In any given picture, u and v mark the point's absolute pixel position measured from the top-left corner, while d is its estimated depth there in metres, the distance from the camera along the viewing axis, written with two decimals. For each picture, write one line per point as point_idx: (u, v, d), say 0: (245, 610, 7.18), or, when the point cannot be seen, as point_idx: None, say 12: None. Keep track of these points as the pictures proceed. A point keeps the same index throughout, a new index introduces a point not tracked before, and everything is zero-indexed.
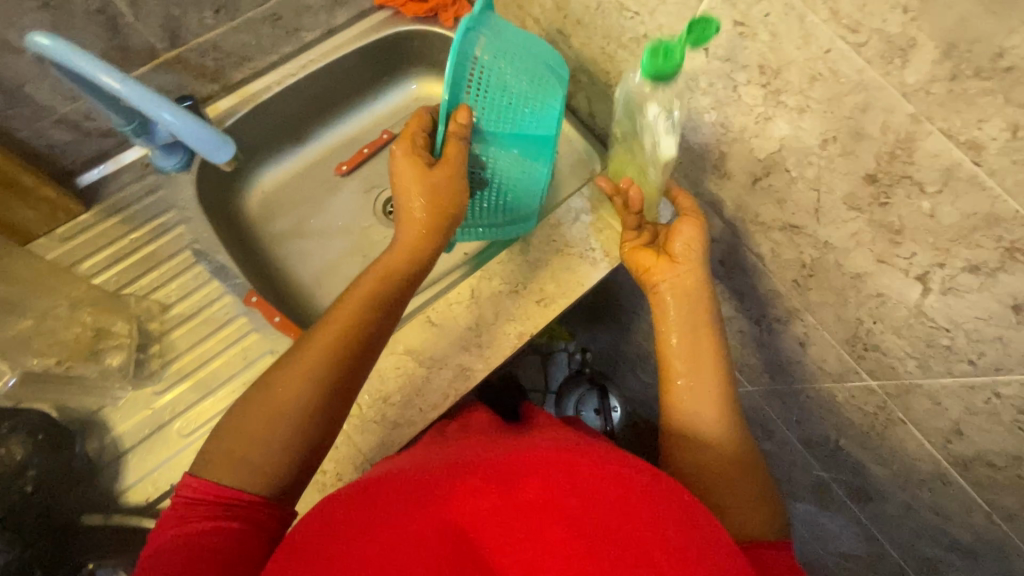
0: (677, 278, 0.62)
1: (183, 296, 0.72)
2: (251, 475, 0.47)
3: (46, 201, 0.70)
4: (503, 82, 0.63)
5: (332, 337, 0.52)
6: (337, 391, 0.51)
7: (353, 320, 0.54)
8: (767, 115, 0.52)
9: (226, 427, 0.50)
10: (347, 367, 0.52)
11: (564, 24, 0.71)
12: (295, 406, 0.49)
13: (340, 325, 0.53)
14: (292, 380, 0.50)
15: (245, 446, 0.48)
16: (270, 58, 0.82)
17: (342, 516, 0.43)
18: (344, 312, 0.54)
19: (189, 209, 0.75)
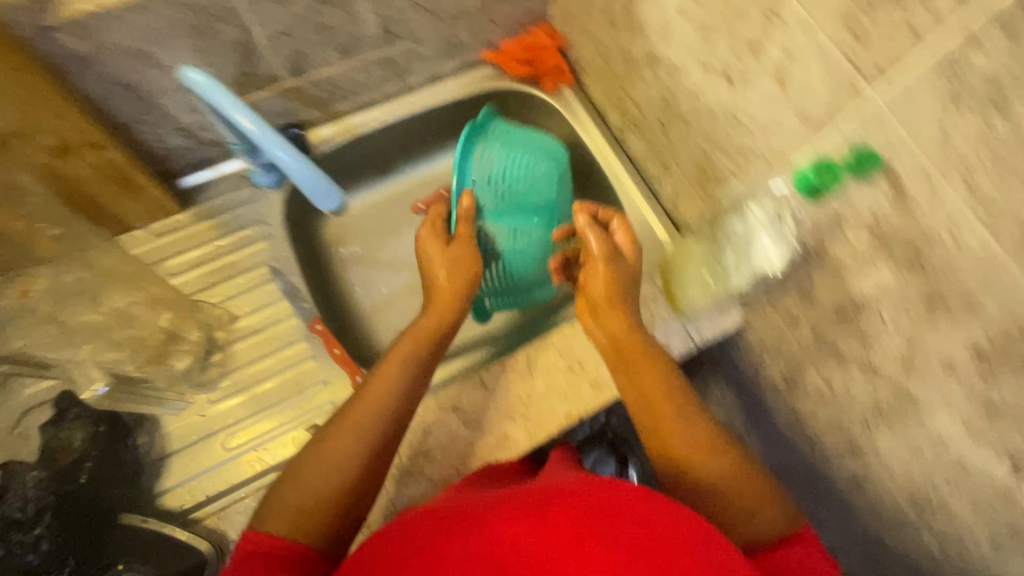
0: (613, 322, 0.58)
1: (252, 310, 0.75)
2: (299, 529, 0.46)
3: (150, 201, 0.74)
4: (500, 170, 0.77)
5: (382, 393, 0.54)
6: (384, 449, 0.52)
7: (397, 375, 0.55)
8: (870, 260, 0.51)
9: (280, 483, 0.49)
10: (389, 424, 0.52)
11: (666, 116, 0.71)
12: (347, 467, 0.49)
13: (387, 381, 0.55)
14: (345, 438, 0.50)
15: (299, 498, 0.47)
16: (375, 95, 0.86)
17: (389, 537, 0.41)
18: (390, 368, 0.56)
19: (274, 226, 0.78)
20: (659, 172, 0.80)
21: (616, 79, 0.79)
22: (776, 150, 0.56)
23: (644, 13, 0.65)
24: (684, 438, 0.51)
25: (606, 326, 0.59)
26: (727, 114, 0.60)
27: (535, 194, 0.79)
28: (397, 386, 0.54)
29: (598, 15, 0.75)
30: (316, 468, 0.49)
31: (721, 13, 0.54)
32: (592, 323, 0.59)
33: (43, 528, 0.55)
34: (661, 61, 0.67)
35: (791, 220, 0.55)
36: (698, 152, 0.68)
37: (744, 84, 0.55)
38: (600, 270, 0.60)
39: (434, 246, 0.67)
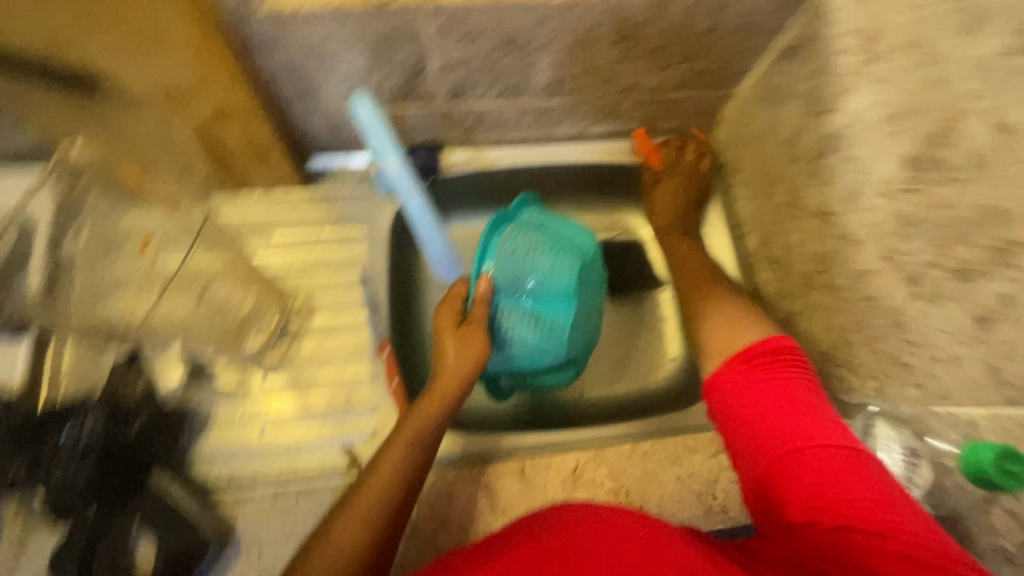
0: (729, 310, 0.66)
1: (331, 311, 0.75)
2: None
3: (276, 172, 0.75)
4: (523, 258, 0.68)
5: (388, 476, 0.52)
6: (387, 541, 0.50)
7: (401, 460, 0.54)
8: (1011, 558, 0.43)
9: (299, 561, 0.47)
10: (392, 511, 0.51)
11: (814, 274, 0.64)
12: (351, 557, 0.47)
13: (391, 466, 0.53)
14: (351, 522, 0.49)
15: None
16: (518, 135, 0.83)
17: None
18: (397, 448, 0.54)
19: (378, 235, 0.78)
20: (780, 319, 0.73)
21: (771, 208, 0.72)
22: (938, 382, 0.48)
23: (836, 167, 0.59)
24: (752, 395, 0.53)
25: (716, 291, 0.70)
26: (893, 315, 0.53)
27: (561, 289, 0.68)
28: (403, 474, 0.53)
29: (780, 140, 0.69)
30: (321, 553, 0.47)
31: (935, 217, 0.47)
32: (698, 315, 0.68)
33: (85, 463, 0.58)
34: (834, 221, 0.60)
35: (928, 468, 0.50)
36: (837, 329, 0.61)
37: (929, 299, 0.48)
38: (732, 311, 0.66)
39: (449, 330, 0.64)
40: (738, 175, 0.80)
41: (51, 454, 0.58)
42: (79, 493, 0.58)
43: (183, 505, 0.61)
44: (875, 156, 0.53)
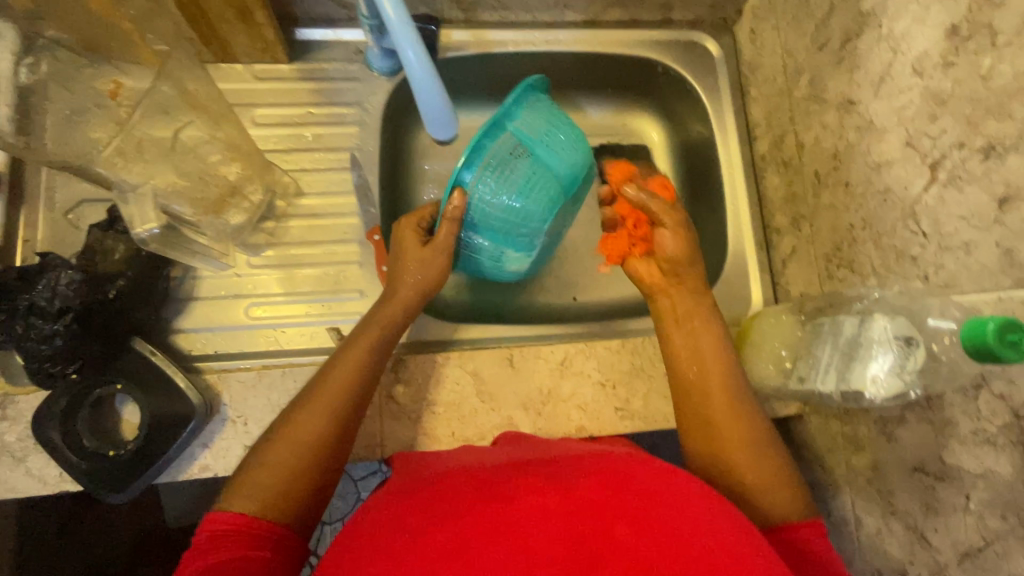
0: (686, 305, 0.61)
1: (320, 193, 0.72)
2: (268, 503, 0.47)
3: (260, 40, 0.68)
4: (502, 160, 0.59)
5: (348, 375, 0.54)
6: (344, 434, 0.52)
7: (362, 362, 0.56)
8: (992, 438, 0.44)
9: (250, 465, 0.49)
10: (344, 415, 0.53)
11: (827, 171, 0.61)
12: (309, 452, 0.50)
13: (354, 360, 0.56)
14: (306, 421, 0.51)
15: (273, 486, 0.47)
16: (524, 16, 0.77)
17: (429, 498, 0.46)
18: (352, 357, 0.56)
19: (371, 115, 0.74)
20: (785, 224, 0.70)
21: (789, 105, 0.68)
22: (944, 271, 0.47)
23: (867, 48, 0.54)
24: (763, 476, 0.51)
25: (695, 327, 0.59)
26: (904, 207, 0.51)
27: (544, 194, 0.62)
28: (356, 379, 0.54)
29: (807, 27, 0.64)
30: (275, 454, 0.49)
31: (970, 92, 0.44)
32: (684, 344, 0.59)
33: (62, 325, 0.55)
34: (856, 111, 0.56)
35: (922, 351, 0.46)
36: (844, 228, 0.59)
37: (949, 184, 0.46)
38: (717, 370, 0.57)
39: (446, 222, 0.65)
40: (756, 72, 0.75)
41: (26, 312, 0.55)
42: (59, 353, 0.56)
43: (165, 370, 0.60)
44: (913, 30, 0.49)
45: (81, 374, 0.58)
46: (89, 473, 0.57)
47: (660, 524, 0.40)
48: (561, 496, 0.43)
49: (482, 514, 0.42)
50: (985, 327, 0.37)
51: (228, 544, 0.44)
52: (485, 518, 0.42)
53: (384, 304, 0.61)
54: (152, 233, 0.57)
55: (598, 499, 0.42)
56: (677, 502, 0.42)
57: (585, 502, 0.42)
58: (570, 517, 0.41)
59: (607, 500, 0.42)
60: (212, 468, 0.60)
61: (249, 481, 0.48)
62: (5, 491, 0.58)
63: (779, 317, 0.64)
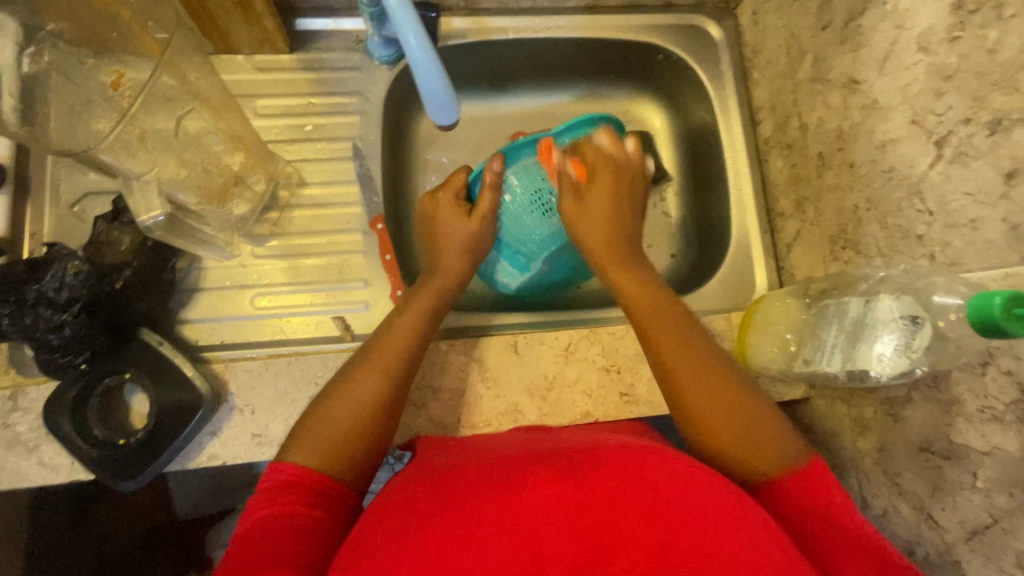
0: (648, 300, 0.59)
1: (322, 183, 0.72)
2: (331, 458, 0.50)
3: (260, 30, 0.68)
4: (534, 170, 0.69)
5: (412, 331, 0.58)
6: (402, 385, 0.54)
7: (422, 324, 0.59)
8: (998, 416, 0.43)
9: (317, 422, 0.51)
10: (407, 368, 0.56)
11: (831, 152, 0.61)
12: (367, 400, 0.53)
13: (414, 318, 0.59)
14: (369, 377, 0.54)
15: (329, 436, 0.50)
16: (524, 2, 0.76)
17: (447, 489, 0.46)
18: (412, 316, 0.59)
19: (372, 105, 0.74)
20: (789, 207, 0.70)
21: (792, 86, 0.67)
22: (950, 249, 0.46)
23: (871, 26, 0.54)
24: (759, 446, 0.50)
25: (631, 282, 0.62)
26: (909, 186, 0.50)
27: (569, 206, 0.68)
28: (412, 342, 0.57)
29: (811, 6, 0.63)
30: (338, 404, 0.52)
31: (976, 66, 0.43)
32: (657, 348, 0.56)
33: (71, 315, 0.55)
34: (860, 90, 0.56)
35: (928, 329, 0.45)
36: (849, 208, 0.59)
37: (955, 160, 0.45)
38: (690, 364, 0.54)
39: (450, 213, 0.66)
40: (759, 54, 0.74)
41: (34, 303, 0.55)
42: (68, 342, 0.57)
43: (172, 360, 0.61)
44: (918, 5, 0.48)
45: (90, 364, 0.59)
46: (99, 461, 0.58)
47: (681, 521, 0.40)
48: (577, 485, 0.43)
49: (495, 506, 0.43)
50: (992, 301, 0.36)
51: (280, 496, 0.47)
52: (495, 511, 0.43)
53: (431, 281, 0.63)
54: (157, 221, 0.58)
55: (615, 490, 0.42)
56: (697, 502, 0.42)
57: (603, 493, 0.42)
58: (585, 506, 0.42)
59: (623, 493, 0.42)
60: (220, 456, 0.61)
61: (310, 436, 0.50)
62: (17, 480, 0.59)
63: (784, 300, 0.64)
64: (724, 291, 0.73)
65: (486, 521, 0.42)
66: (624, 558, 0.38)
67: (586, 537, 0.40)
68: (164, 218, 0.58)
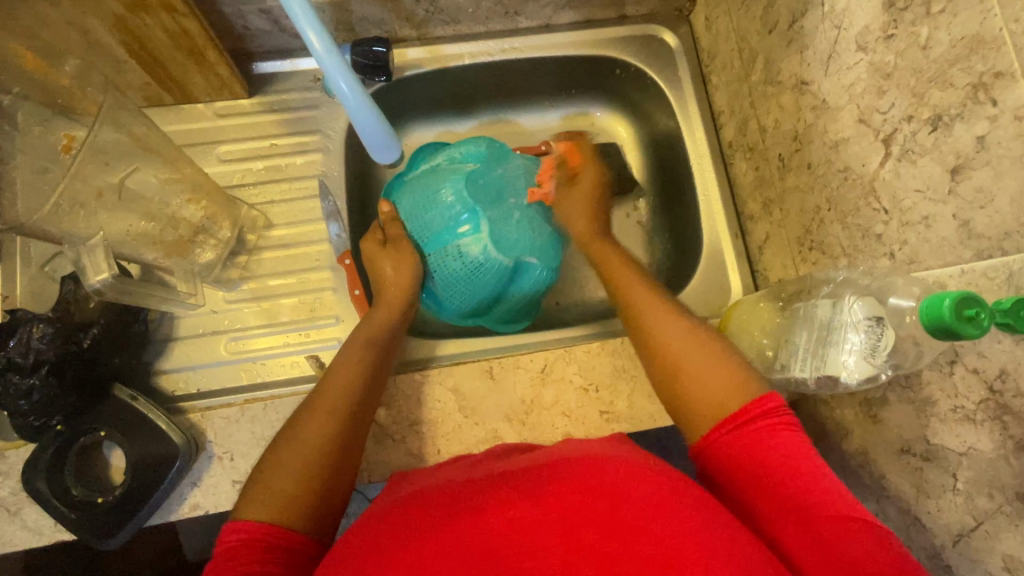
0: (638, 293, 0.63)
1: (289, 223, 0.72)
2: (281, 509, 0.49)
3: (215, 78, 0.69)
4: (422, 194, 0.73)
5: (344, 384, 0.58)
6: (347, 444, 0.55)
7: (362, 361, 0.60)
8: (970, 415, 0.42)
9: (272, 463, 0.52)
10: (361, 389, 0.59)
11: (789, 154, 0.61)
12: (306, 452, 0.53)
13: (361, 345, 0.62)
14: (315, 422, 0.55)
15: (284, 478, 0.51)
16: (477, 28, 0.77)
17: (404, 515, 0.45)
18: (347, 367, 0.60)
19: (333, 141, 0.74)
20: (757, 210, 0.69)
21: (748, 90, 0.67)
22: (909, 247, 0.45)
23: (812, 28, 0.53)
24: (714, 394, 0.52)
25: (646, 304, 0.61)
26: (863, 185, 0.50)
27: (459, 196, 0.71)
28: (369, 351, 0.62)
29: (757, 10, 0.63)
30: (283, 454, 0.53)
31: (911, 63, 0.43)
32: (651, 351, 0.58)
33: (39, 378, 0.56)
34: (809, 91, 0.55)
35: (891, 331, 0.45)
36: (811, 209, 0.58)
37: (903, 158, 0.45)
38: (641, 291, 0.63)
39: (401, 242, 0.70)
40: (715, 60, 0.74)
41: (5, 368, 0.56)
42: (42, 404, 0.57)
43: (146, 415, 0.61)
44: (852, 5, 0.48)
45: (65, 424, 0.59)
46: (77, 522, 0.58)
47: (641, 531, 0.40)
48: (537, 504, 0.43)
49: (458, 533, 0.42)
50: (942, 304, 0.36)
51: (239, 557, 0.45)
52: (457, 540, 0.41)
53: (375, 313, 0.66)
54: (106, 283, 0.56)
55: (572, 504, 0.42)
56: (659, 507, 0.41)
57: (559, 510, 0.42)
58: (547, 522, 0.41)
59: (580, 506, 0.42)
60: (202, 505, 0.61)
61: (261, 488, 0.50)
62: (5, 544, 0.60)
63: (757, 305, 0.63)
64: (701, 299, 0.72)
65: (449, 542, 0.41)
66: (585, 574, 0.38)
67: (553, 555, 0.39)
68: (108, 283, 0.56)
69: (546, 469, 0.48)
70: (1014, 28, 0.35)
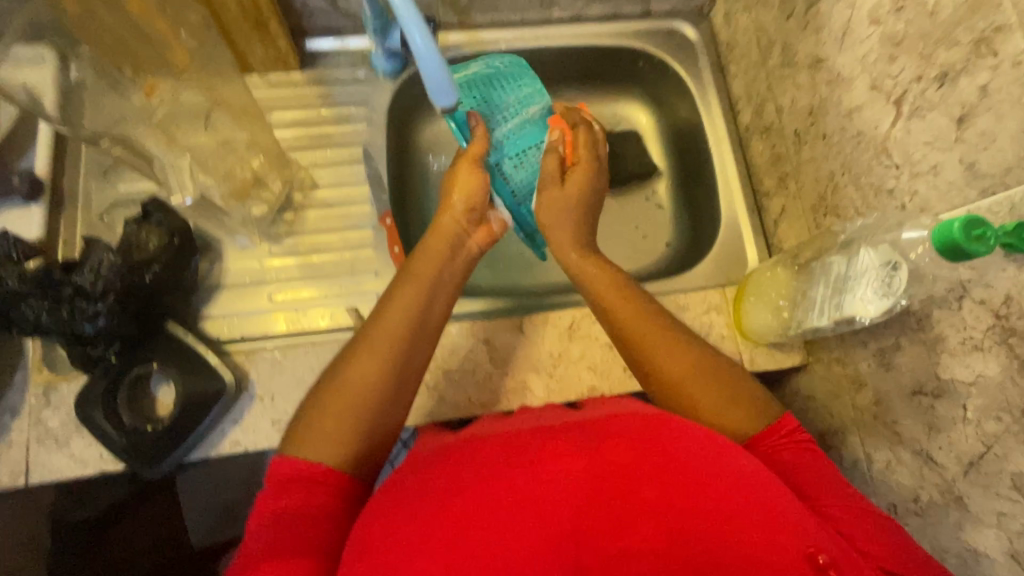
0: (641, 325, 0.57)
1: (333, 185, 0.77)
2: (339, 455, 0.49)
3: (274, 50, 0.75)
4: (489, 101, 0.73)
5: (395, 321, 0.55)
6: (394, 389, 0.53)
7: (416, 300, 0.57)
8: (979, 344, 0.46)
9: (316, 412, 0.51)
10: (411, 335, 0.55)
11: (805, 128, 0.66)
12: (358, 397, 0.51)
13: (410, 292, 0.58)
14: (363, 366, 0.52)
15: (337, 425, 0.50)
16: (513, 16, 0.83)
17: (452, 469, 0.45)
18: (397, 310, 0.56)
19: (377, 112, 0.79)
20: (772, 186, 0.74)
21: (765, 74, 0.73)
22: (919, 196, 0.50)
23: (828, 9, 0.59)
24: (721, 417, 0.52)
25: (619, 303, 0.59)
26: (875, 146, 0.54)
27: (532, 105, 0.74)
28: (416, 295, 0.57)
29: (775, 0, 0.69)
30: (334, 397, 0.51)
31: (921, 29, 0.48)
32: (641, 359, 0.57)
33: (105, 305, 0.59)
34: (825, 67, 0.60)
35: (905, 270, 0.48)
36: (826, 176, 0.63)
37: (913, 115, 0.50)
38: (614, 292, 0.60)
39: None
40: (733, 50, 0.80)
41: (72, 295, 0.58)
42: (103, 331, 0.60)
43: (192, 346, 0.65)
44: None
45: (119, 355, 0.63)
46: (126, 447, 0.61)
47: (702, 508, 0.39)
48: (589, 459, 0.42)
49: (507, 484, 0.42)
50: (953, 227, 0.40)
51: (286, 493, 0.47)
52: (506, 492, 0.41)
53: (414, 263, 0.61)
54: (186, 201, 0.67)
55: (627, 462, 0.42)
56: (722, 481, 0.41)
57: (612, 467, 0.42)
58: (598, 481, 0.41)
59: (634, 463, 0.42)
60: (242, 442, 0.64)
61: (313, 432, 0.50)
62: (51, 472, 0.61)
63: (774, 271, 0.65)
64: (718, 269, 0.76)
65: (499, 493, 0.41)
66: (637, 533, 0.38)
67: (605, 511, 0.39)
68: (192, 200, 0.67)
69: (604, 423, 0.47)
70: None
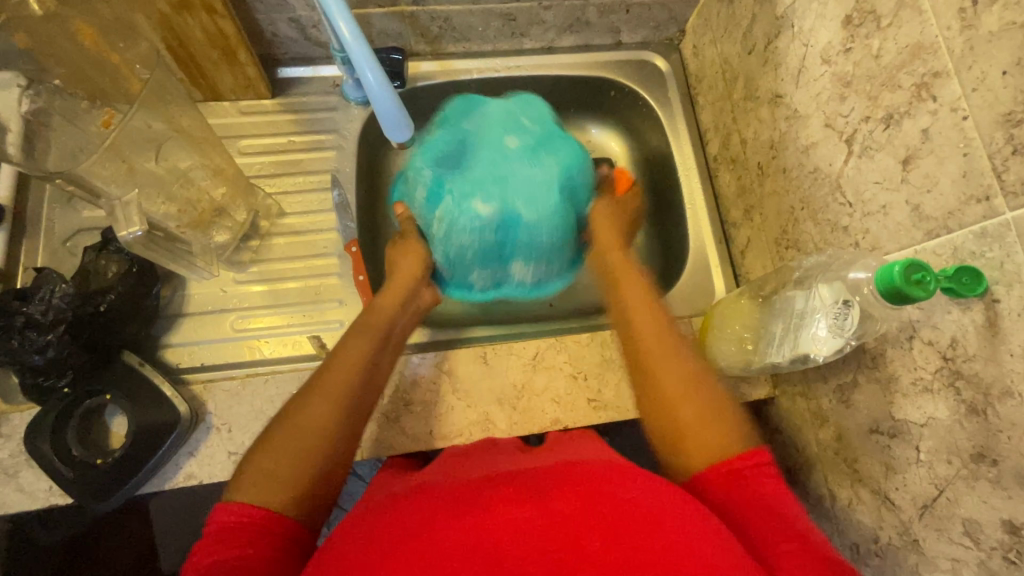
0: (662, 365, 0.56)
1: (303, 213, 0.78)
2: (280, 499, 0.47)
3: (243, 78, 0.75)
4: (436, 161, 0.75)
5: (347, 365, 0.55)
6: (347, 429, 0.52)
7: (373, 338, 0.59)
8: (929, 385, 0.45)
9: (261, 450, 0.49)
10: (365, 375, 0.56)
11: (767, 161, 0.66)
12: (311, 437, 0.50)
13: (359, 344, 0.58)
14: (319, 409, 0.51)
15: (276, 464, 0.48)
16: (485, 46, 0.84)
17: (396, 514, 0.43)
18: (348, 356, 0.56)
19: (348, 140, 0.80)
20: (739, 216, 0.74)
21: (730, 107, 0.74)
22: (870, 234, 0.50)
23: (785, 47, 0.60)
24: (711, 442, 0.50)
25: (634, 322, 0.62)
26: (829, 184, 0.55)
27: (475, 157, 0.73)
28: (368, 343, 0.58)
29: (738, 35, 0.70)
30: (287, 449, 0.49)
31: (867, 71, 0.49)
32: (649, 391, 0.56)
33: (56, 336, 0.58)
34: (784, 103, 0.61)
35: (857, 309, 0.48)
36: (787, 210, 0.63)
37: (863, 154, 0.50)
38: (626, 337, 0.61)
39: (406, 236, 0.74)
40: (701, 82, 0.81)
41: (23, 326, 0.58)
42: (55, 361, 0.60)
43: (144, 373, 0.64)
44: (817, 25, 0.54)
45: (72, 386, 0.62)
46: (76, 481, 0.59)
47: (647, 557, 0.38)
48: (537, 507, 0.42)
49: (457, 529, 0.40)
50: (893, 271, 0.40)
51: (237, 534, 0.44)
52: (452, 537, 0.40)
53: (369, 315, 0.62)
54: (136, 235, 0.60)
55: (577, 510, 0.41)
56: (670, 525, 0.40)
57: (560, 516, 0.41)
58: (547, 529, 0.40)
59: (585, 510, 0.41)
60: (196, 475, 0.62)
61: (254, 473, 0.48)
62: None
63: (737, 302, 0.65)
64: (686, 299, 0.76)
65: (444, 540, 0.40)
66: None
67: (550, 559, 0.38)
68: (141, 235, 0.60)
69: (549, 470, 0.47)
70: (947, 34, 0.41)
